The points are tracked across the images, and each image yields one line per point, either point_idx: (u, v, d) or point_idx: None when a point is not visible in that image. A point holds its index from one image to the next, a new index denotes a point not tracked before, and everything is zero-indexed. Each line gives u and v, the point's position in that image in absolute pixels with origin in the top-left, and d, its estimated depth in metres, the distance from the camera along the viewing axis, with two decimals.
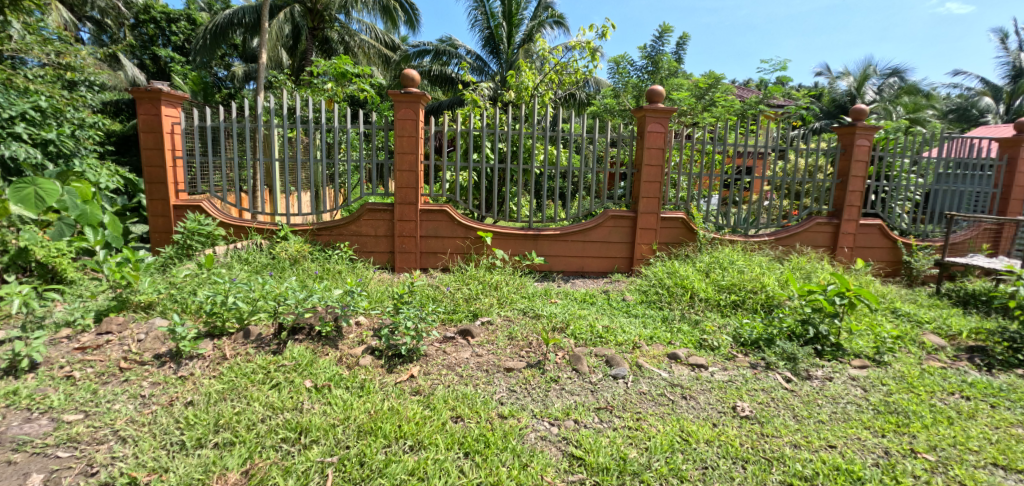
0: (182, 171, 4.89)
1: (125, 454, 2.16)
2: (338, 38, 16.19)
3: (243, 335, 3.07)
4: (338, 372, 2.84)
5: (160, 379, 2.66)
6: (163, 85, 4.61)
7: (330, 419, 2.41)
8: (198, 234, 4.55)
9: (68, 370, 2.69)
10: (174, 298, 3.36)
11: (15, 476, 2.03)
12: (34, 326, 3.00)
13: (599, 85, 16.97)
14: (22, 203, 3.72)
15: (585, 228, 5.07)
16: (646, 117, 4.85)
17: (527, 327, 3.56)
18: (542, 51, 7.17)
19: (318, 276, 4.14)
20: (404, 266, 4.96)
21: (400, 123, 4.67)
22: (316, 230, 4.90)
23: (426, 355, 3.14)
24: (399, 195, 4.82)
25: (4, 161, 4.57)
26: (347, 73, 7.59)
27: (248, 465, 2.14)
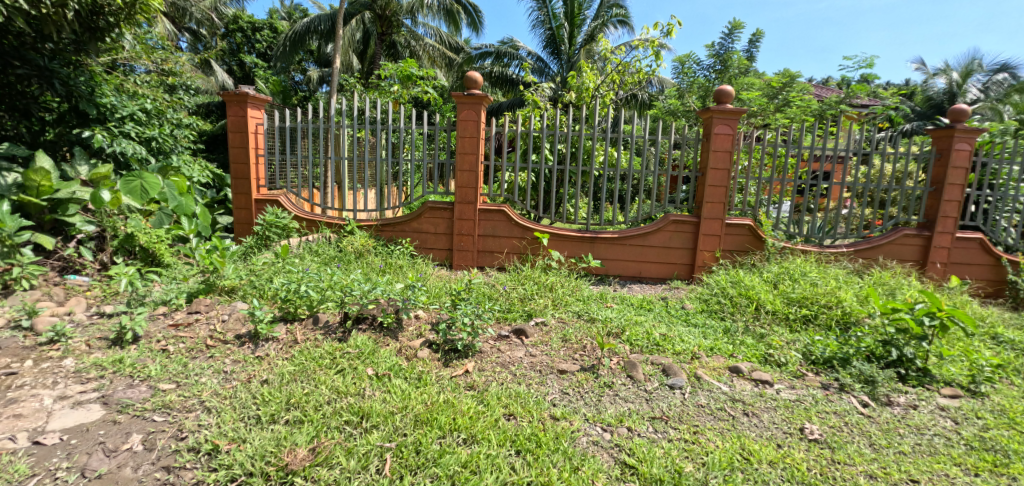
0: (263, 168, 5.29)
1: (209, 422, 2.39)
2: (405, 43, 16.77)
3: (312, 322, 3.27)
4: (398, 362, 2.98)
5: (240, 357, 2.91)
6: (250, 88, 4.98)
7: (389, 406, 2.54)
8: (275, 226, 4.95)
9: (164, 344, 2.98)
10: (254, 285, 3.65)
11: (119, 434, 2.30)
12: (137, 302, 3.34)
13: (662, 85, 16.57)
14: (131, 194, 4.34)
15: (644, 232, 4.91)
16: (713, 119, 4.62)
17: (581, 330, 3.51)
18: (604, 52, 7.01)
19: (381, 270, 4.35)
20: (462, 263, 5.05)
21: (461, 124, 4.76)
22: (380, 226, 5.14)
23: (482, 351, 3.21)
24: (459, 194, 4.91)
25: (116, 156, 5.17)
26: (412, 75, 7.88)
27: (315, 442, 2.29)
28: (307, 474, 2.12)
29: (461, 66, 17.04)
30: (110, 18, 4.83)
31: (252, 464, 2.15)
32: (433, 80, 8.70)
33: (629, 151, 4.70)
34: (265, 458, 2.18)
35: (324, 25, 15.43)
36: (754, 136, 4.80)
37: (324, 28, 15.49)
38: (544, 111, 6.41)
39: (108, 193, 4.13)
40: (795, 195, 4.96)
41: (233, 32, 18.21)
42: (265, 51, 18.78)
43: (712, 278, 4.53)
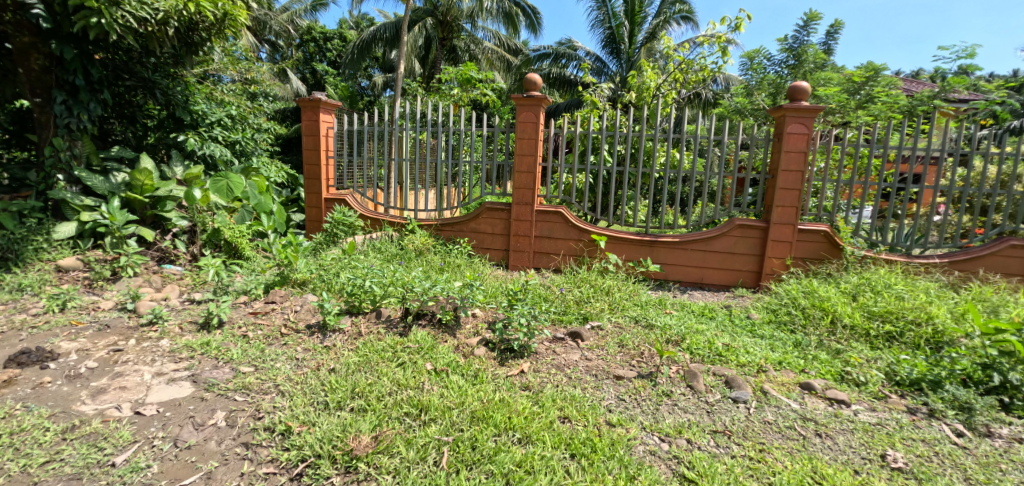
0: (333, 169, 5.59)
1: (283, 405, 2.58)
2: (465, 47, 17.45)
3: (376, 315, 3.43)
4: (455, 359, 3.05)
5: (310, 346, 3.11)
6: (322, 94, 5.28)
7: (447, 401, 2.61)
8: (342, 224, 5.23)
9: (244, 330, 3.25)
10: (323, 279, 3.88)
11: (206, 410, 2.54)
12: (221, 291, 3.66)
13: (727, 83, 15.83)
14: (219, 193, 4.80)
15: (707, 236, 4.67)
16: (786, 117, 4.31)
17: (638, 336, 3.42)
18: (667, 50, 6.74)
19: (441, 268, 4.46)
20: (518, 264, 5.04)
21: (520, 126, 4.76)
22: (439, 225, 5.26)
23: (537, 352, 3.22)
24: (516, 196, 4.90)
25: (206, 158, 5.62)
26: (472, 78, 8.00)
27: (377, 431, 2.40)
28: (369, 461, 2.23)
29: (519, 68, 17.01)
30: (202, 34, 4.88)
31: (320, 446, 2.30)
32: (491, 83, 8.82)
33: (693, 152, 4.46)
34: (332, 443, 2.31)
35: (388, 33, 16.00)
36: (833, 135, 4.43)
37: (388, 36, 16.06)
38: (603, 111, 6.28)
39: (199, 191, 4.62)
40: (880, 199, 4.51)
41: (307, 42, 19.23)
42: (336, 59, 19.72)
43: (783, 286, 4.24)
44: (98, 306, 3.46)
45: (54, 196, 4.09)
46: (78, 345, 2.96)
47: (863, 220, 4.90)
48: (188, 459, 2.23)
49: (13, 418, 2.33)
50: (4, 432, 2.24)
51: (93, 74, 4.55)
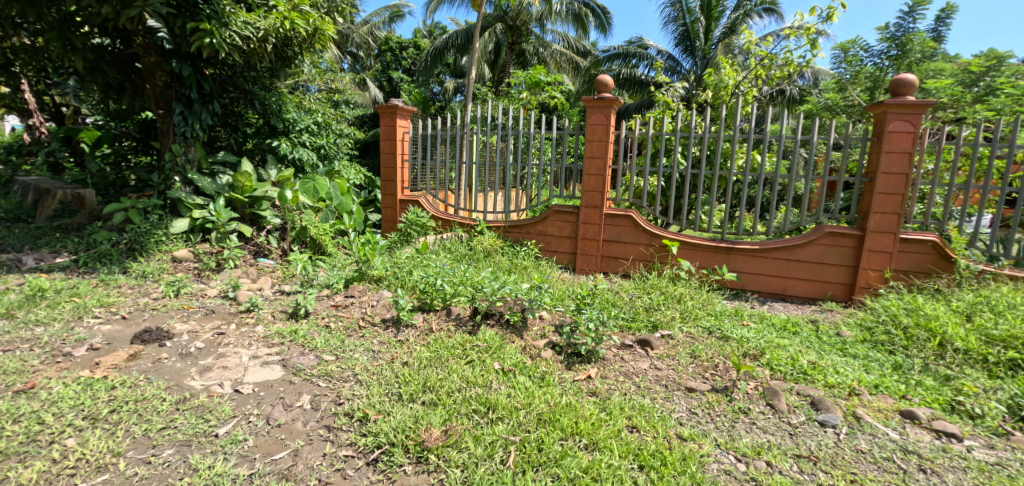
0: (408, 171, 5.82)
1: (360, 394, 2.74)
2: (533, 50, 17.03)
3: (446, 313, 3.54)
4: (523, 360, 3.08)
5: (385, 339, 3.28)
6: (399, 100, 5.50)
7: (514, 401, 2.64)
8: (415, 224, 5.44)
9: (327, 321, 3.50)
10: (397, 276, 4.08)
11: (294, 393, 2.76)
12: (308, 285, 3.95)
13: (817, 77, 14.45)
14: (306, 193, 5.29)
15: (792, 244, 4.29)
16: (887, 114, 3.86)
17: (712, 348, 3.24)
18: (748, 45, 6.30)
19: (508, 269, 4.50)
20: (585, 268, 4.92)
21: (590, 128, 4.64)
22: (507, 227, 5.27)
23: (605, 358, 3.16)
24: (585, 198, 4.79)
25: (295, 162, 6.15)
26: (541, 81, 8.00)
27: (447, 425, 2.49)
28: (439, 453, 2.32)
29: (589, 70, 16.59)
30: (294, 47, 5.30)
31: (394, 435, 2.42)
32: (559, 86, 8.77)
33: (776, 154, 4.09)
34: (406, 433, 2.42)
35: (460, 40, 16.26)
36: (944, 134, 3.92)
37: (461, 43, 16.32)
38: (676, 112, 6.01)
39: (290, 192, 5.00)
40: (1003, 206, 3.91)
41: (384, 52, 19.89)
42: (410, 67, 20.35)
43: (880, 302, 3.81)
44: (205, 293, 3.88)
45: (172, 195, 4.62)
46: (189, 327, 3.33)
47: (983, 230, 4.27)
48: (278, 437, 2.45)
49: (137, 387, 2.67)
50: (130, 399, 2.57)
51: (205, 87, 5.10)
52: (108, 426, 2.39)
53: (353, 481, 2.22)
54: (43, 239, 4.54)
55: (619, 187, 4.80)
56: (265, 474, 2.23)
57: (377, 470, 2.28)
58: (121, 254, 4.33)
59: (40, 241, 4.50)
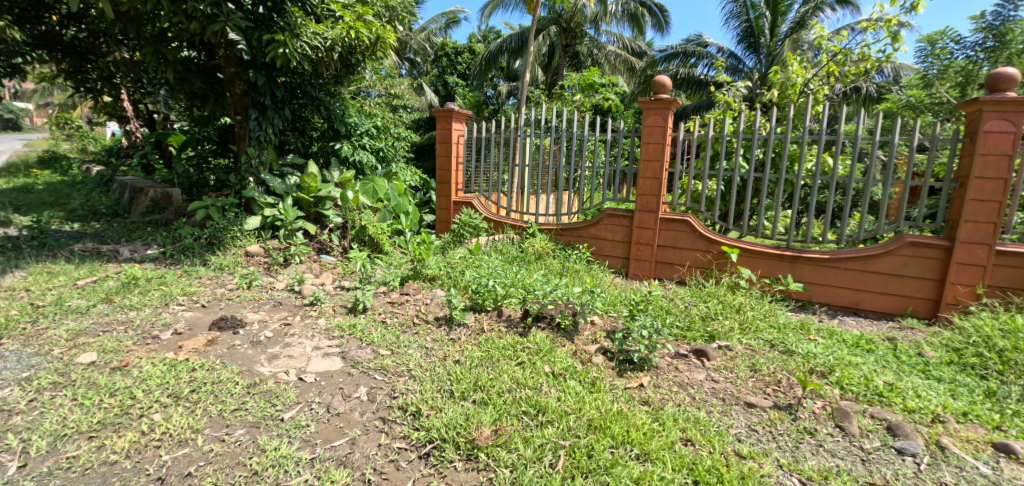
0: (462, 173, 5.89)
1: (414, 389, 2.83)
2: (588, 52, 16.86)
3: (497, 314, 3.58)
4: (573, 364, 3.05)
5: (438, 337, 3.36)
6: (455, 104, 5.58)
7: (564, 405, 2.63)
8: (468, 225, 5.51)
9: (383, 317, 3.65)
10: (450, 275, 4.17)
11: (352, 384, 2.89)
12: (366, 281, 4.12)
13: (895, 73, 13.23)
14: (365, 193, 5.39)
15: (867, 254, 3.95)
16: (982, 113, 3.48)
17: (774, 362, 3.07)
18: (819, 40, 5.87)
19: (560, 272, 4.47)
20: (639, 273, 4.76)
21: (646, 130, 4.51)
22: (559, 230, 5.19)
23: (658, 367, 3.07)
24: (639, 202, 4.65)
25: (355, 164, 6.39)
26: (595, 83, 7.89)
27: (497, 425, 2.52)
28: (489, 452, 2.35)
29: (645, 71, 16.14)
30: (357, 55, 5.52)
31: (445, 431, 2.47)
32: (613, 88, 8.66)
33: (851, 157, 3.77)
34: (456, 430, 2.47)
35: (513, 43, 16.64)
36: None
37: (514, 46, 16.68)
38: (739, 112, 5.71)
39: (351, 193, 5.32)
40: None
41: (440, 57, 19.65)
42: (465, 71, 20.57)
43: (970, 320, 3.44)
44: (273, 286, 4.15)
45: (246, 194, 4.96)
46: (259, 317, 3.58)
47: None
48: (337, 425, 2.57)
49: (214, 371, 2.90)
50: (207, 381, 2.79)
51: (277, 94, 5.42)
52: (188, 405, 2.60)
53: (405, 473, 2.29)
54: (137, 233, 5.03)
55: (676, 191, 4.62)
56: (325, 459, 2.34)
57: (429, 464, 2.33)
58: (201, 248, 4.70)
59: (135, 235, 4.98)
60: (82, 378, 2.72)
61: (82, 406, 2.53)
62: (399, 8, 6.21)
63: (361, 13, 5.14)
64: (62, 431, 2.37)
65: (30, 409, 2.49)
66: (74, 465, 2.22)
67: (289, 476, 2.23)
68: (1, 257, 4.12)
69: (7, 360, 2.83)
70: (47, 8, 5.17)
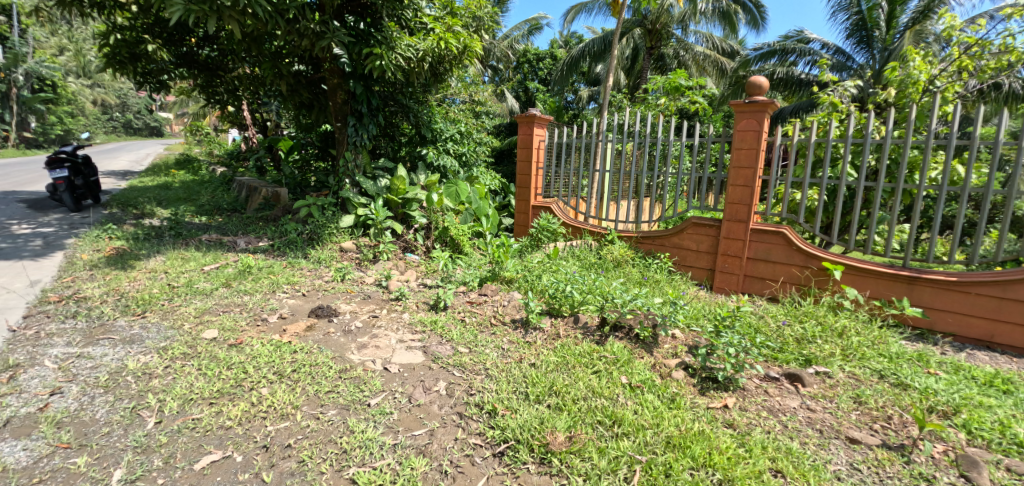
0: (542, 178, 5.89)
1: (490, 388, 2.89)
2: (673, 53, 16.34)
3: (573, 320, 3.57)
4: (652, 377, 2.95)
5: (514, 339, 3.41)
6: (537, 110, 5.59)
7: (642, 419, 2.55)
8: (546, 230, 5.50)
9: (462, 315, 3.77)
10: (527, 279, 4.22)
11: (432, 378, 3.02)
12: (447, 280, 4.29)
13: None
14: (450, 196, 5.65)
15: (1008, 279, 3.38)
16: None
17: (884, 395, 2.75)
18: (949, 29, 5.18)
19: (641, 281, 4.32)
20: (724, 287, 4.46)
21: (739, 134, 4.21)
22: (639, 238, 5.01)
23: (745, 389, 2.87)
24: (728, 211, 4.34)
25: (439, 168, 6.64)
26: (681, 86, 7.58)
27: (572, 431, 2.49)
28: (563, 458, 2.34)
29: (737, 70, 15.13)
30: (445, 64, 5.76)
31: (520, 433, 2.49)
32: (700, 90, 8.29)
33: (989, 166, 3.24)
34: (530, 433, 2.48)
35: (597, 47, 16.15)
36: None
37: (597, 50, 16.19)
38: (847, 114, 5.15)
39: (437, 195, 5.55)
40: None
41: (522, 64, 19.71)
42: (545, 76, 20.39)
43: None
44: (364, 281, 4.45)
45: (343, 194, 5.38)
46: (351, 308, 3.86)
47: None
48: (417, 415, 2.69)
49: (312, 354, 3.18)
50: (306, 363, 3.06)
51: (373, 102, 5.81)
52: (290, 383, 2.87)
53: (480, 469, 2.34)
54: (251, 227, 5.66)
55: (769, 200, 4.27)
56: (406, 446, 2.46)
57: (502, 463, 2.37)
58: (303, 242, 5.15)
59: (250, 229, 5.59)
60: (205, 351, 3.11)
61: (206, 375, 2.89)
62: (486, 18, 6.44)
63: (450, 24, 5.36)
64: (189, 396, 2.71)
65: (165, 374, 2.89)
66: (197, 426, 2.52)
67: (374, 458, 2.37)
68: (147, 244, 4.84)
69: (149, 331, 3.32)
70: (187, 32, 6.04)
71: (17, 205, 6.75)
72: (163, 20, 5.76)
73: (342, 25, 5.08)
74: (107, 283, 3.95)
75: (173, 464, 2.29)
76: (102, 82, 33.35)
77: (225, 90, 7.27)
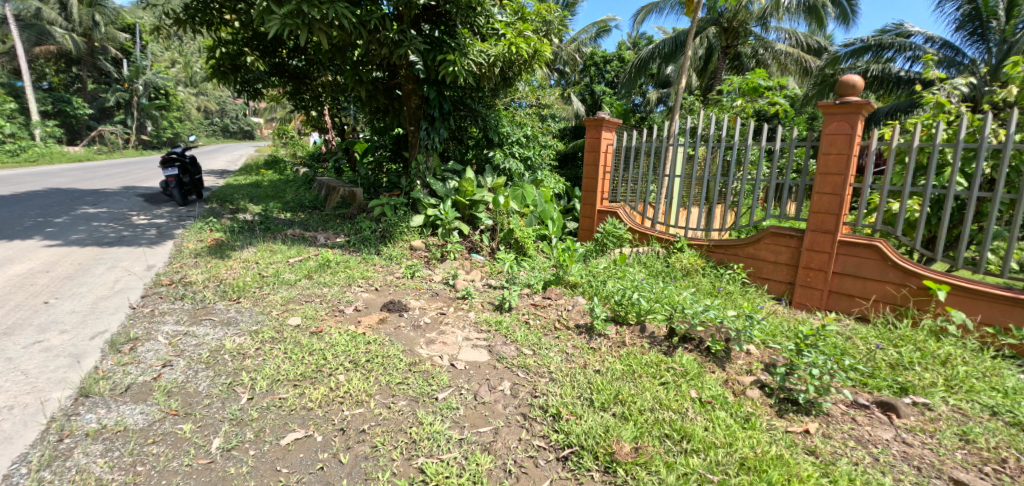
0: (609, 182, 5.74)
1: (553, 391, 2.88)
2: (752, 52, 15.50)
3: (640, 329, 3.47)
4: (724, 393, 2.79)
5: (578, 344, 3.37)
6: (606, 113, 5.46)
7: (714, 436, 2.43)
8: (612, 235, 5.37)
9: (526, 317, 3.79)
10: (592, 284, 4.16)
11: (497, 377, 3.06)
12: (512, 282, 4.34)
13: None
14: (515, 199, 5.63)
15: None
16: None
17: (996, 434, 2.45)
18: None
19: (714, 292, 4.10)
20: (804, 302, 4.12)
21: (827, 138, 3.88)
22: (711, 246, 4.73)
23: (829, 414, 2.65)
24: (812, 221, 4.01)
25: (505, 171, 6.71)
26: (760, 87, 7.15)
27: (638, 443, 2.42)
28: (629, 469, 2.28)
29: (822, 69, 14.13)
30: (515, 69, 5.83)
31: (585, 439, 2.46)
32: (782, 90, 7.80)
33: None
34: (596, 440, 2.45)
35: (667, 48, 15.47)
36: None
37: (667, 51, 15.51)
38: (955, 116, 4.59)
39: (503, 197, 5.58)
40: None
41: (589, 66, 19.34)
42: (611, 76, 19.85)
43: None
44: (432, 278, 4.61)
45: (414, 196, 5.60)
46: (420, 304, 4.02)
47: None
48: (482, 412, 2.74)
49: (384, 346, 3.34)
50: (379, 354, 3.22)
51: (444, 106, 6.06)
52: (364, 372, 3.04)
53: (543, 471, 2.35)
54: (329, 223, 6.06)
55: (860, 209, 3.91)
56: (471, 442, 2.52)
57: (566, 468, 2.36)
58: (376, 240, 5.42)
59: (329, 226, 5.97)
60: (291, 337, 3.38)
61: (292, 358, 3.13)
62: (555, 22, 6.46)
63: (521, 29, 5.43)
64: (277, 377, 2.95)
65: (256, 355, 3.18)
66: (284, 405, 2.73)
67: (441, 450, 2.45)
68: (241, 237, 5.33)
69: (243, 315, 3.66)
70: (280, 45, 6.58)
71: (137, 199, 7.64)
72: (261, 34, 6.33)
73: (419, 33, 5.27)
74: (209, 270, 4.40)
75: (262, 438, 2.50)
76: (206, 90, 36.77)
77: (311, 96, 7.82)
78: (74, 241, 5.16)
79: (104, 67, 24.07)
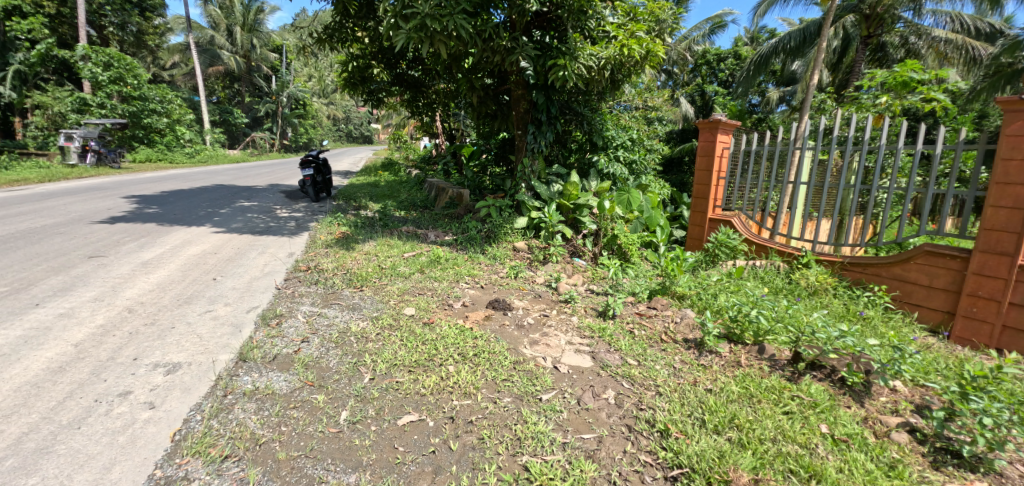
0: (723, 189, 5.30)
1: (662, 406, 2.75)
2: (900, 41, 13.50)
3: (757, 350, 3.18)
4: (862, 433, 2.45)
5: (687, 359, 3.18)
6: (723, 114, 5.05)
7: (851, 481, 2.15)
8: (724, 246, 4.95)
9: (631, 327, 3.66)
10: (702, 296, 3.91)
11: (601, 384, 3.00)
12: (617, 290, 4.24)
13: None
14: (620, 204, 5.66)
15: None
16: None
17: None
18: None
19: (853, 317, 3.60)
20: (965, 336, 3.46)
21: (1006, 141, 3.23)
22: (846, 264, 4.15)
23: (1005, 474, 2.23)
24: (982, 240, 3.35)
25: (609, 175, 6.55)
26: (911, 82, 6.22)
27: (758, 474, 2.21)
28: None
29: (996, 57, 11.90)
30: (624, 72, 5.71)
31: (696, 461, 2.31)
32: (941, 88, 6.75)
33: None
34: (709, 464, 2.28)
35: (794, 42, 14.23)
36: None
37: (793, 46, 14.28)
38: None
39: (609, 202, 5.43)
40: None
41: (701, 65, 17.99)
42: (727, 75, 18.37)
43: None
44: (534, 280, 4.66)
45: (518, 198, 5.73)
46: (523, 305, 4.09)
47: None
48: (586, 419, 2.70)
49: (490, 342, 3.46)
50: (485, 350, 3.34)
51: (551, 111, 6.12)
52: (472, 365, 3.17)
53: None
54: (438, 222, 6.42)
55: None
56: (574, 447, 2.50)
57: None
58: (481, 239, 5.62)
59: (439, 225, 6.31)
60: (406, 325, 3.65)
61: (407, 346, 3.37)
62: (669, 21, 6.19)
63: (632, 30, 5.26)
64: (394, 362, 3.20)
65: (376, 339, 3.48)
66: (400, 389, 2.95)
67: (545, 451, 2.47)
68: (364, 232, 5.85)
69: (365, 301, 4.05)
70: (401, 57, 7.15)
71: (280, 195, 8.72)
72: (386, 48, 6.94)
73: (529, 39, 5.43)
74: (337, 260, 4.91)
75: (383, 415, 2.72)
76: (338, 100, 40.99)
77: (426, 102, 8.35)
78: (234, 229, 6.07)
79: (258, 82, 28.16)
